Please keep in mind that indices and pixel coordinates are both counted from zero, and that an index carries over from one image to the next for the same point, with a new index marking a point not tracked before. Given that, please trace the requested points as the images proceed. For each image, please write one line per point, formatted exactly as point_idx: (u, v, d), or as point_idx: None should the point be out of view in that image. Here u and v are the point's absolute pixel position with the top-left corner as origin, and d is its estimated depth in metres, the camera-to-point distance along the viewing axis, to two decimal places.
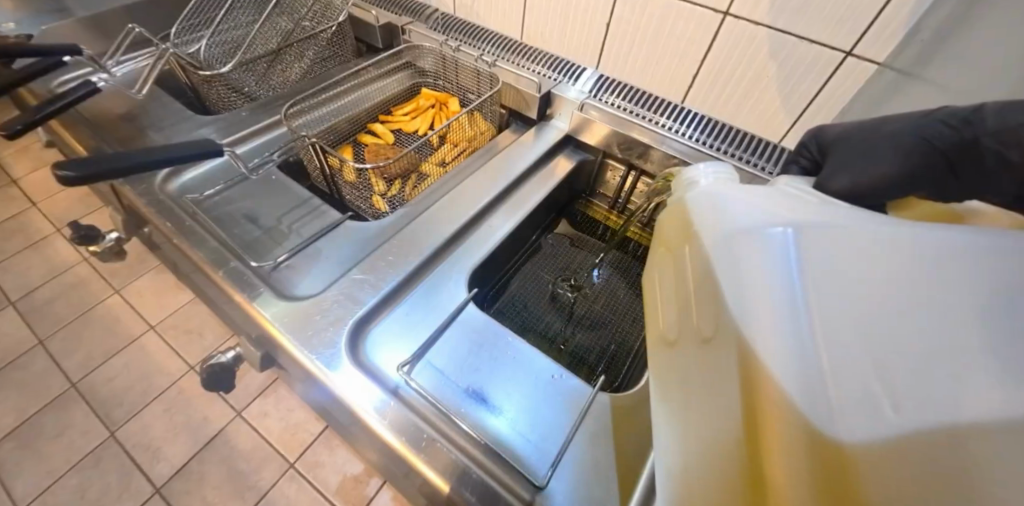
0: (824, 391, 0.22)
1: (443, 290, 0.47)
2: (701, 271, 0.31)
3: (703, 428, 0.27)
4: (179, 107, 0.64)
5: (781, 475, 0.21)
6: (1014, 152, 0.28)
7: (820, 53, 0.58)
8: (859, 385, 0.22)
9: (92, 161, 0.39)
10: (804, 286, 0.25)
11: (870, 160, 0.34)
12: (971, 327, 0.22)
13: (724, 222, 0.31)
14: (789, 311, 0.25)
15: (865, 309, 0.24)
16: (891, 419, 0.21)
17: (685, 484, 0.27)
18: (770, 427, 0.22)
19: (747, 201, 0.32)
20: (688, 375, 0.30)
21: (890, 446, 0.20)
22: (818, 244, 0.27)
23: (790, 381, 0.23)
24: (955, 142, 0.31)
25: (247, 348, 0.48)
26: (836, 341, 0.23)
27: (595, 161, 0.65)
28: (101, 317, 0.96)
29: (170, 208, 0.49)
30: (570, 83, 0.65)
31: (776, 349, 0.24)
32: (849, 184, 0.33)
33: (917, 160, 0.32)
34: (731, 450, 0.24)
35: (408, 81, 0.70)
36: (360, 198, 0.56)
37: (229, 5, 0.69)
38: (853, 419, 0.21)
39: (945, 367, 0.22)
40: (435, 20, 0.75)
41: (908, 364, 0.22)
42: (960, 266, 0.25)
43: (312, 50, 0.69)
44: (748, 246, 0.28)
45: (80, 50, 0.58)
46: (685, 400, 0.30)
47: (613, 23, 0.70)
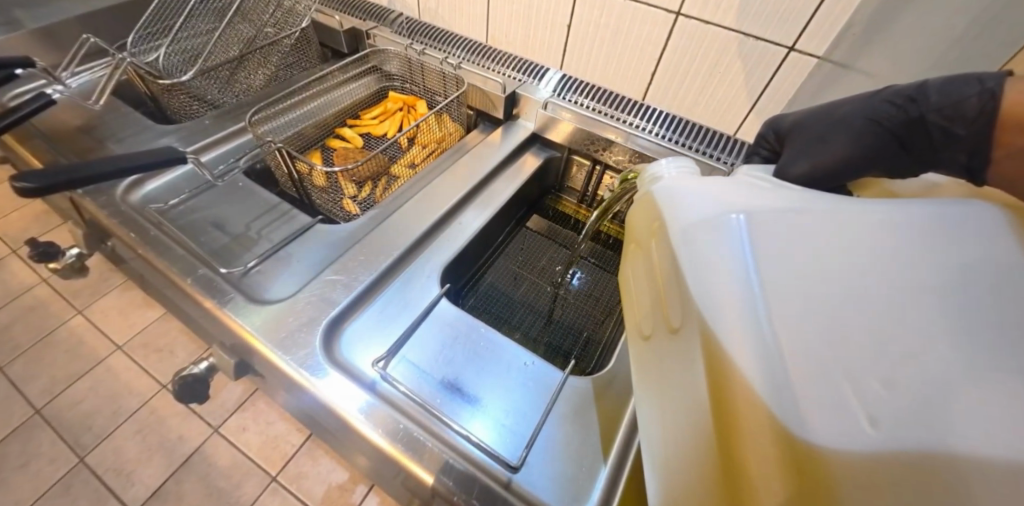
0: (785, 375, 0.23)
1: (414, 289, 0.48)
2: (666, 262, 0.33)
3: (680, 415, 0.29)
4: (138, 118, 0.63)
5: (752, 457, 0.23)
6: (959, 126, 0.30)
7: (766, 49, 0.61)
8: (819, 364, 0.23)
9: (54, 173, 0.39)
10: (760, 272, 0.27)
11: (827, 140, 0.36)
12: (922, 310, 0.24)
13: (686, 213, 0.32)
14: (747, 298, 0.26)
15: (825, 297, 0.26)
16: (854, 401, 0.22)
17: (668, 467, 0.30)
18: (736, 411, 0.24)
19: (707, 192, 0.34)
20: (663, 363, 0.32)
21: (850, 421, 0.22)
22: (774, 233, 0.28)
23: (756, 368, 0.24)
24: (901, 120, 0.33)
25: (220, 357, 0.48)
26: (799, 328, 0.25)
27: (561, 157, 0.67)
28: (65, 340, 0.92)
29: (134, 220, 0.48)
30: (536, 83, 0.67)
31: (741, 336, 0.25)
32: (807, 166, 0.36)
33: (867, 140, 0.34)
34: (706, 435, 0.26)
35: (375, 84, 0.71)
36: (331, 201, 0.56)
37: (188, 13, 0.67)
38: (821, 403, 0.22)
39: (900, 347, 0.23)
40: (400, 24, 0.76)
41: (866, 348, 0.24)
42: (910, 248, 0.27)
43: (276, 56, 0.69)
44: (710, 237, 0.29)
45: (33, 62, 0.56)
46: (662, 386, 0.32)
47: (574, 25, 0.73)
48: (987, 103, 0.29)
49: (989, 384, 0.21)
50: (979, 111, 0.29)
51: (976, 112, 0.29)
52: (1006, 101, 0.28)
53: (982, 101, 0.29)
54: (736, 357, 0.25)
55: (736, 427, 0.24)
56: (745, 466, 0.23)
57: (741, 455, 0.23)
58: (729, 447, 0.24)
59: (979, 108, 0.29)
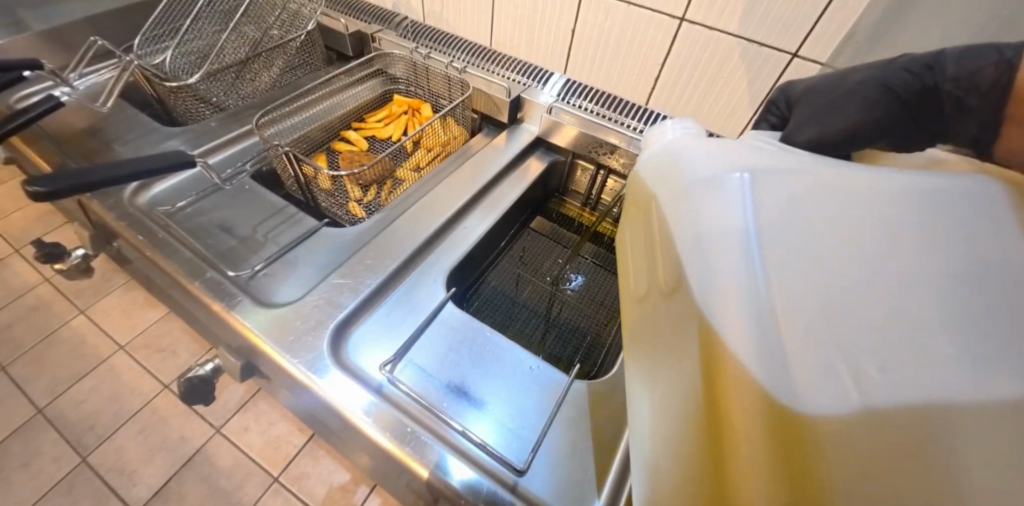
0: (775, 332, 0.23)
1: (420, 292, 0.48)
2: (665, 224, 0.33)
3: (671, 378, 0.29)
4: (144, 121, 0.63)
5: (737, 413, 0.23)
6: (972, 97, 0.31)
7: (769, 56, 0.61)
8: (814, 326, 0.23)
9: (64, 177, 0.39)
10: (758, 230, 0.26)
11: (839, 108, 0.36)
12: (926, 274, 0.24)
13: (690, 174, 0.33)
14: (744, 253, 0.26)
15: (823, 252, 0.25)
16: (843, 366, 0.22)
17: (653, 422, 0.30)
18: (723, 366, 0.24)
19: (710, 152, 0.34)
20: (657, 322, 0.32)
21: (841, 390, 0.21)
22: (774, 193, 0.28)
23: (746, 325, 0.24)
24: (916, 88, 0.33)
25: (226, 358, 0.48)
26: (795, 290, 0.24)
27: (565, 161, 0.68)
28: (67, 340, 0.92)
29: (141, 221, 0.48)
30: (540, 87, 0.67)
31: (736, 293, 0.25)
32: (816, 134, 0.36)
33: (878, 111, 0.34)
34: (692, 389, 0.26)
35: (380, 88, 0.71)
36: (336, 204, 0.57)
37: (194, 15, 0.67)
38: (810, 365, 0.22)
39: (898, 310, 0.23)
40: (404, 28, 0.77)
41: (863, 310, 0.23)
42: (914, 212, 0.26)
43: (281, 59, 0.69)
44: (709, 198, 0.29)
45: (41, 64, 0.57)
46: (655, 349, 0.32)
47: (579, 29, 0.73)
48: (1004, 73, 0.29)
49: (983, 354, 0.21)
50: (994, 81, 0.30)
51: (991, 83, 0.30)
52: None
53: (999, 71, 0.29)
54: (726, 315, 0.25)
55: (722, 384, 0.24)
56: (730, 422, 0.23)
57: (725, 409, 0.23)
58: (716, 407, 0.24)
59: (994, 79, 0.30)
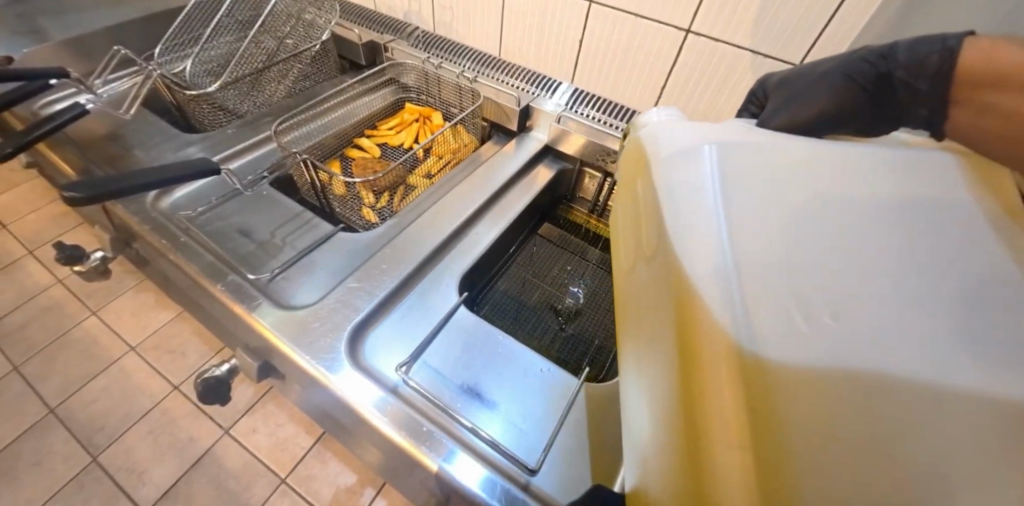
0: (739, 288, 0.24)
1: (435, 295, 0.50)
2: (647, 198, 0.34)
3: (652, 344, 0.29)
4: (164, 127, 0.65)
5: (705, 366, 0.22)
6: (921, 82, 0.33)
7: (775, 67, 0.63)
8: (774, 286, 0.24)
9: (101, 183, 0.40)
10: (722, 197, 0.28)
11: (809, 94, 0.38)
12: (876, 245, 0.25)
13: (667, 148, 0.34)
14: (711, 218, 0.27)
15: (786, 221, 0.27)
16: (801, 323, 0.22)
17: (641, 392, 0.31)
18: (692, 319, 0.24)
19: (688, 130, 0.35)
20: (640, 296, 0.33)
21: (801, 346, 0.22)
22: (740, 166, 0.30)
23: (713, 282, 0.24)
24: (872, 76, 0.35)
25: (242, 359, 0.49)
26: (758, 253, 0.25)
27: (573, 169, 0.69)
28: (80, 340, 0.94)
29: (163, 225, 0.50)
30: (547, 96, 0.69)
31: (705, 251, 0.26)
32: (786, 118, 0.38)
33: (842, 96, 0.36)
34: (667, 350, 0.26)
35: (392, 96, 0.73)
36: (351, 210, 0.59)
37: (214, 25, 0.69)
38: (773, 322, 0.23)
39: (852, 275, 0.24)
40: (416, 38, 0.79)
41: (821, 273, 0.24)
42: (869, 191, 0.28)
43: (297, 69, 0.71)
44: (682, 169, 0.31)
45: (68, 72, 0.59)
46: (641, 323, 0.33)
47: (586, 39, 0.75)
48: (946, 60, 0.31)
49: (925, 314, 0.22)
50: (939, 68, 0.32)
51: (936, 70, 0.32)
52: (962, 59, 0.30)
53: (942, 59, 0.31)
54: (696, 272, 0.25)
55: (692, 338, 0.23)
56: (699, 375, 0.23)
57: (696, 364, 0.23)
58: (687, 360, 0.24)
59: (938, 65, 0.32)
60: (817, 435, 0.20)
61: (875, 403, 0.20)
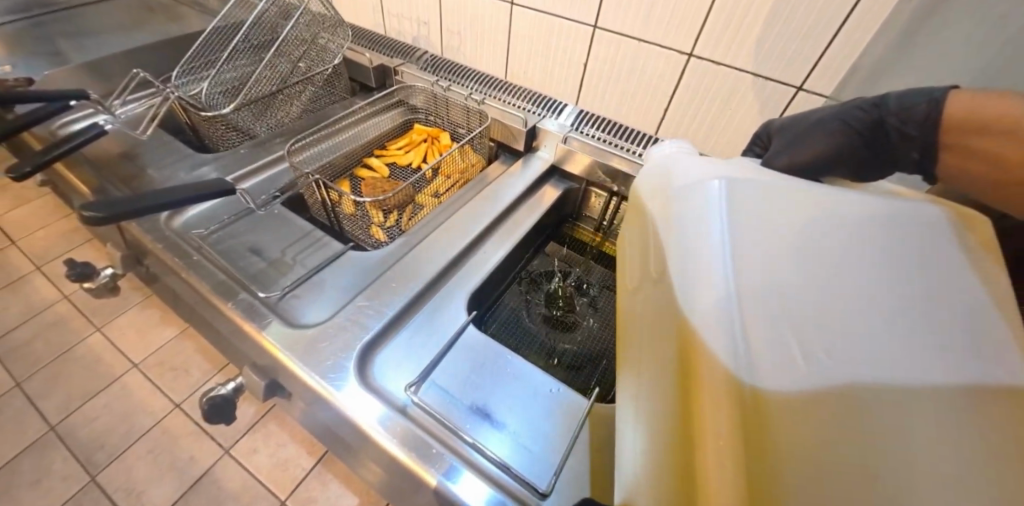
0: (744, 332, 0.24)
1: (443, 315, 0.50)
2: (659, 227, 0.34)
3: (654, 378, 0.29)
4: (178, 147, 0.66)
5: (706, 409, 0.23)
6: (911, 128, 0.36)
7: (776, 89, 0.64)
8: (778, 331, 0.24)
9: (119, 202, 0.41)
10: (732, 235, 0.28)
11: (806, 138, 0.41)
12: (873, 294, 0.26)
13: (680, 182, 0.34)
14: (720, 256, 0.27)
15: (792, 269, 0.27)
16: (802, 371, 0.23)
17: (634, 424, 0.31)
18: (698, 361, 0.24)
19: (700, 163, 0.35)
20: (642, 324, 0.33)
21: (801, 396, 0.22)
22: (749, 204, 0.30)
23: (718, 324, 0.24)
24: (868, 122, 0.38)
25: (250, 378, 0.49)
26: (764, 295, 0.25)
27: (579, 189, 0.70)
28: (83, 357, 0.94)
29: (176, 243, 0.51)
30: (553, 117, 0.70)
31: (712, 295, 0.26)
32: (786, 161, 0.40)
33: (838, 140, 0.39)
34: (671, 388, 0.26)
35: (401, 117, 0.74)
36: (360, 228, 0.59)
37: (230, 49, 0.72)
38: (775, 370, 0.23)
39: (852, 322, 0.25)
40: (424, 61, 0.81)
41: (822, 320, 0.25)
42: (870, 236, 0.28)
43: (309, 91, 0.73)
44: (692, 204, 0.31)
45: (86, 93, 0.60)
46: (640, 354, 0.33)
47: (590, 64, 0.77)
48: (933, 109, 0.34)
49: (915, 370, 0.23)
50: (927, 115, 0.34)
51: (924, 117, 0.35)
52: (949, 109, 0.33)
53: (930, 107, 0.34)
54: (702, 313, 0.25)
55: (696, 379, 0.24)
56: (700, 419, 0.23)
57: (698, 406, 0.23)
58: (690, 401, 0.24)
59: (926, 113, 0.34)
60: (814, 490, 0.20)
61: (866, 467, 0.21)
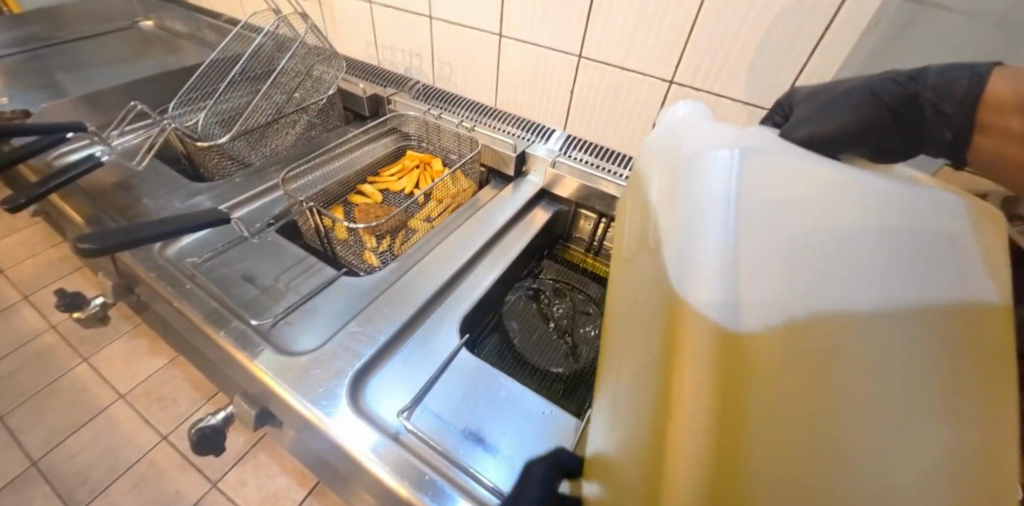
0: (733, 299, 0.24)
1: (435, 339, 0.50)
2: (664, 190, 0.33)
3: (644, 342, 0.29)
4: (173, 177, 0.67)
5: (684, 375, 0.23)
6: (949, 105, 0.37)
7: (755, 113, 0.67)
8: (770, 300, 0.23)
9: (113, 234, 0.42)
10: (734, 198, 0.27)
11: (832, 109, 0.40)
12: (888, 258, 0.24)
13: (688, 145, 0.33)
14: (720, 217, 0.26)
15: (794, 260, 0.24)
16: (784, 343, 0.23)
17: (620, 386, 0.32)
18: (683, 326, 0.24)
19: (709, 130, 0.34)
20: (639, 288, 0.33)
21: (779, 371, 0.22)
22: (758, 164, 0.28)
23: (708, 289, 0.24)
24: (901, 95, 0.38)
25: (240, 407, 0.49)
26: (758, 261, 0.25)
27: (568, 211, 0.71)
28: (69, 388, 0.91)
29: (169, 272, 0.51)
30: (541, 142, 0.72)
31: (704, 296, 0.24)
32: (811, 129, 0.39)
33: (866, 113, 0.39)
34: (659, 352, 0.26)
35: (393, 144, 0.76)
36: (352, 254, 0.60)
37: (228, 81, 0.74)
38: (760, 341, 0.23)
39: (855, 289, 0.23)
40: (417, 90, 0.84)
41: (821, 287, 0.23)
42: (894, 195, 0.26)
43: (304, 121, 0.75)
44: (696, 166, 0.30)
45: (84, 126, 0.61)
46: (634, 317, 0.33)
47: (576, 91, 0.80)
48: (976, 86, 0.35)
49: (911, 347, 0.22)
50: (968, 91, 0.36)
51: (964, 93, 0.36)
52: (990, 86, 0.35)
53: (971, 83, 0.36)
54: (695, 276, 0.25)
55: (680, 345, 0.24)
56: (676, 384, 0.23)
57: (675, 372, 0.24)
58: (671, 366, 0.24)
59: (967, 89, 0.36)
60: (772, 462, 0.21)
61: (834, 444, 0.21)
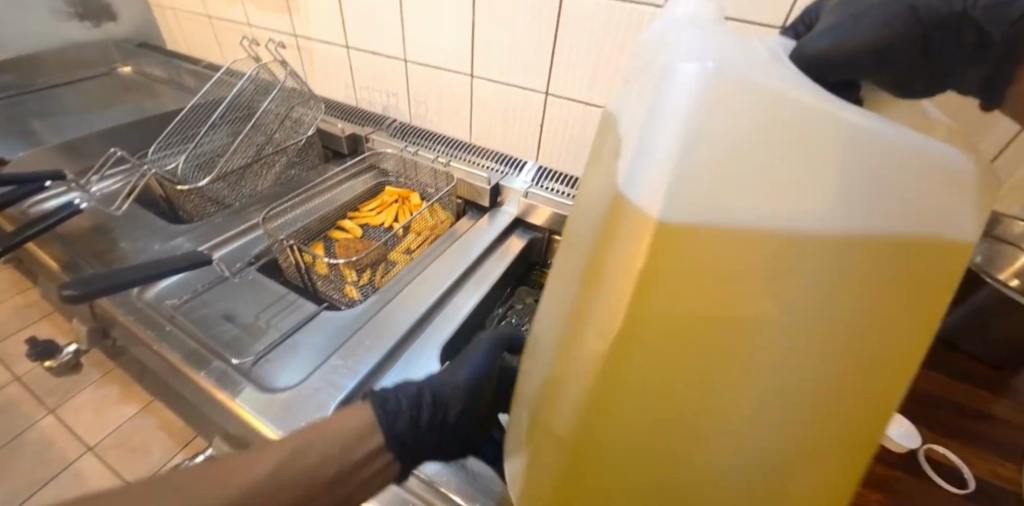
0: (656, 253, 0.22)
1: (416, 368, 0.52)
2: (629, 110, 0.27)
3: (575, 272, 0.29)
4: (152, 219, 0.68)
5: (590, 320, 0.25)
6: (995, 29, 0.26)
7: None
8: (695, 257, 0.22)
9: (93, 280, 0.43)
10: (691, 127, 0.21)
11: (854, 23, 0.27)
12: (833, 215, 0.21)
13: (666, 52, 0.25)
14: (671, 147, 0.22)
15: (734, 211, 0.22)
16: (688, 306, 0.23)
17: (553, 301, 0.34)
18: (601, 273, 0.25)
19: (695, 34, 0.26)
20: (587, 215, 0.31)
21: (674, 332, 0.24)
22: (737, 85, 0.22)
23: (635, 235, 0.23)
24: (940, 13, 0.27)
25: (220, 448, 0.48)
26: (695, 209, 0.22)
27: (543, 238, 0.74)
28: (33, 442, 0.87)
29: (148, 315, 0.52)
30: (515, 174, 0.76)
31: (626, 247, 0.23)
32: (830, 42, 0.26)
33: (896, 29, 0.27)
34: (580, 291, 0.27)
35: (372, 181, 0.79)
36: (334, 288, 0.62)
37: (208, 125, 0.76)
38: (666, 304, 0.23)
39: (784, 244, 0.22)
40: (394, 128, 0.88)
41: (748, 243, 0.22)
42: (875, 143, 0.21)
43: (283, 161, 0.78)
44: (661, 86, 0.23)
45: (63, 173, 0.62)
46: (576, 239, 0.32)
47: (546, 125, 0.84)
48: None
49: (806, 313, 0.23)
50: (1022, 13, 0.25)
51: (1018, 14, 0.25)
52: None
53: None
54: (628, 219, 0.23)
55: (595, 289, 0.25)
56: (582, 326, 0.26)
57: (585, 314, 0.26)
58: (583, 308, 0.26)
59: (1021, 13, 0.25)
60: (640, 400, 0.26)
61: (697, 390, 0.25)
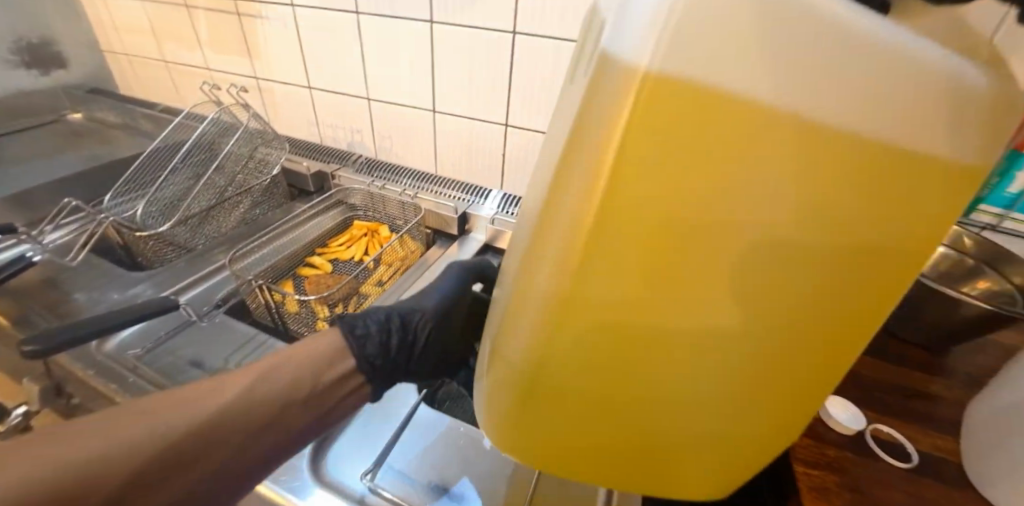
0: (594, 222, 0.21)
1: (394, 399, 0.53)
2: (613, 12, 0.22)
3: (532, 228, 0.27)
4: (110, 268, 0.66)
5: (530, 299, 0.25)
6: None
7: None
8: (646, 215, 0.20)
9: (53, 333, 0.42)
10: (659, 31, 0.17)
11: None
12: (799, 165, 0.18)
13: None
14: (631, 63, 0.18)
15: (690, 163, 0.18)
16: (629, 286, 0.22)
17: (514, 254, 0.32)
18: (545, 246, 0.23)
19: None
20: (557, 148, 0.27)
21: (610, 321, 0.23)
22: None
23: (579, 189, 0.21)
24: None
25: None
26: (647, 156, 0.19)
27: None
28: None
29: (109, 367, 0.50)
30: (481, 203, 0.79)
31: (568, 209, 0.21)
32: None
33: None
34: (528, 260, 0.25)
35: (340, 216, 0.80)
36: (305, 325, 0.62)
37: (169, 170, 0.76)
38: (604, 286, 0.22)
39: (739, 206, 0.19)
40: (360, 164, 0.90)
41: (701, 205, 0.19)
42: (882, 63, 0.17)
43: (248, 201, 0.78)
44: None
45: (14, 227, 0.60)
46: (543, 173, 0.29)
47: (508, 155, 0.88)
48: None
49: (749, 293, 0.21)
50: None
51: None
52: None
53: None
54: (579, 165, 0.21)
55: (538, 264, 0.24)
56: (524, 304, 0.25)
57: (528, 289, 0.25)
58: (527, 284, 0.25)
59: None
60: (574, 385, 0.26)
61: (630, 377, 0.25)
